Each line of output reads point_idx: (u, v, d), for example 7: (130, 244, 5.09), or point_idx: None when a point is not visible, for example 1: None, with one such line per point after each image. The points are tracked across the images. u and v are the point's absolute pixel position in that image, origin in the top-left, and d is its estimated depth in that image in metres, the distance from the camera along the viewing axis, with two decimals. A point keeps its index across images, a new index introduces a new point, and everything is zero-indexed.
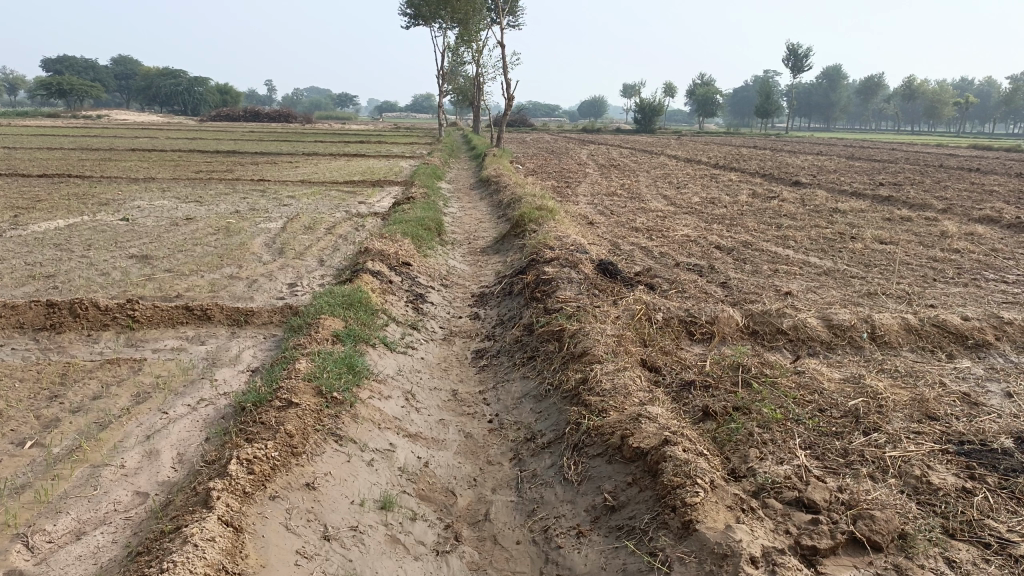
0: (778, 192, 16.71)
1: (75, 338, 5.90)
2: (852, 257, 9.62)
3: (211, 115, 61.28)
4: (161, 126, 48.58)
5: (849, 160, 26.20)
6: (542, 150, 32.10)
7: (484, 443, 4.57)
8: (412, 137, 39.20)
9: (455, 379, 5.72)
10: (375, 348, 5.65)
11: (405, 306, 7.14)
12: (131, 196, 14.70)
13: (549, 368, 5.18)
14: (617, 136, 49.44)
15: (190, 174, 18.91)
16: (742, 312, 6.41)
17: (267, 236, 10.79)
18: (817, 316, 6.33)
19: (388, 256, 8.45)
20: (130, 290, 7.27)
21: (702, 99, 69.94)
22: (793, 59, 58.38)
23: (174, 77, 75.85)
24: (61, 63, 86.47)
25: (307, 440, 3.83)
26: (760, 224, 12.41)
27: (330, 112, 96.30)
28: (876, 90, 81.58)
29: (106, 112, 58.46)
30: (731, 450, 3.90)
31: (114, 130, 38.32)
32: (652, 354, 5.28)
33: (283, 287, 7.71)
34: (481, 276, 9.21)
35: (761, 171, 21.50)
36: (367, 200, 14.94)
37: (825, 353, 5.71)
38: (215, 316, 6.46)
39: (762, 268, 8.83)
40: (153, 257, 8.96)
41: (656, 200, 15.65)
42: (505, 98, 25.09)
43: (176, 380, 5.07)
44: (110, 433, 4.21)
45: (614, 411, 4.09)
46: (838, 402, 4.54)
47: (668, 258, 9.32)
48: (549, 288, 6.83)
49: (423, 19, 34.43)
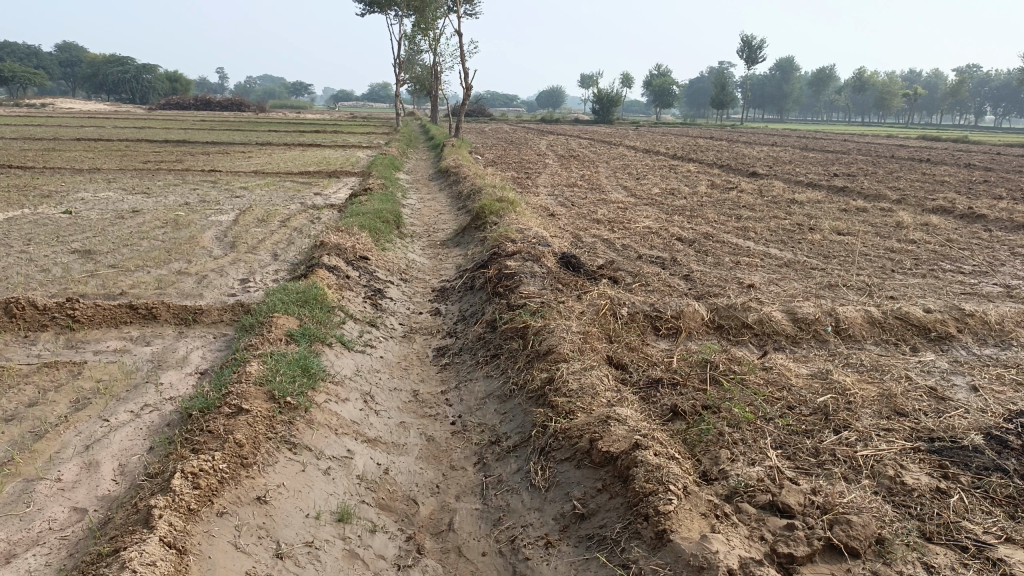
0: (736, 183, 16.74)
1: (10, 339, 5.55)
2: (811, 248, 9.65)
3: (160, 104, 59.60)
4: (108, 114, 47.15)
5: (803, 151, 26.49)
6: (501, 140, 31.87)
7: (447, 447, 4.40)
8: (370, 127, 38.66)
9: (416, 378, 5.53)
10: (331, 347, 5.42)
11: (363, 302, 6.91)
12: (75, 187, 14.13)
13: (513, 367, 5.02)
14: (575, 127, 49.39)
15: (138, 164, 18.29)
16: (707, 305, 6.33)
17: (218, 229, 10.41)
18: (782, 309, 6.28)
19: (345, 250, 8.20)
20: (71, 288, 6.91)
21: (658, 91, 70.25)
22: (747, 50, 58.94)
23: (121, 64, 73.61)
24: (1, 49, 83.54)
25: (258, 450, 3.61)
26: (720, 215, 12.43)
27: (286, 102, 94.56)
28: (828, 82, 83.10)
29: (50, 101, 56.51)
30: (702, 451, 3.79)
31: (57, 119, 37.02)
32: (619, 351, 5.16)
33: (234, 283, 7.41)
34: (442, 270, 9.01)
35: (719, 162, 21.61)
36: (323, 192, 14.59)
37: (791, 348, 5.65)
38: (161, 315, 6.16)
39: (724, 260, 8.79)
40: (97, 252, 8.57)
41: (617, 191, 15.59)
42: (463, 87, 24.82)
43: (118, 384, 4.78)
44: (45, 444, 3.92)
45: (582, 412, 3.95)
46: (807, 399, 4.47)
47: (630, 251, 9.22)
48: (512, 282, 6.66)
49: (378, 7, 33.85)
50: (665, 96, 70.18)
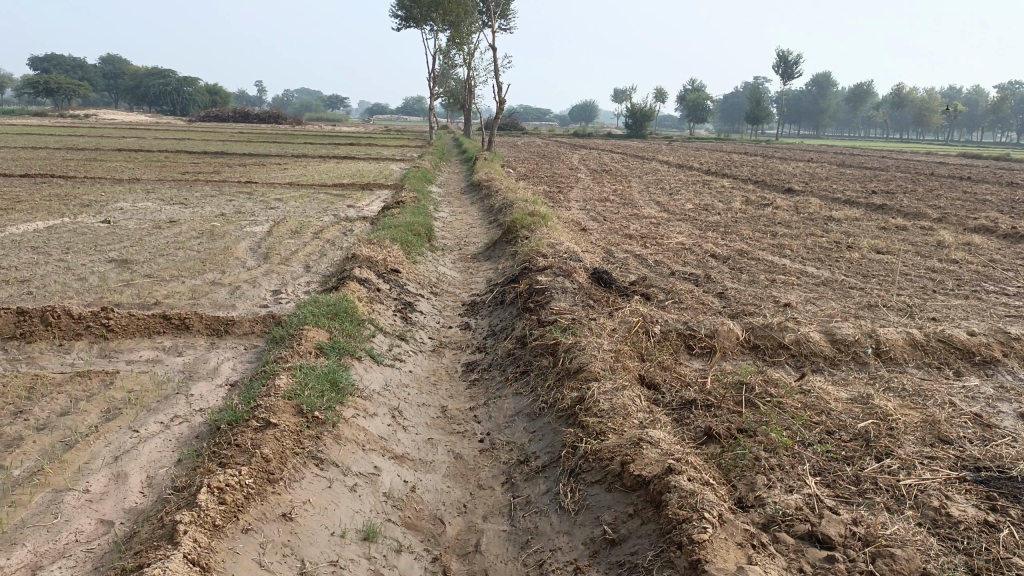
0: (772, 199, 16.53)
1: (45, 347, 5.62)
2: (849, 267, 9.46)
3: (199, 116, 60.74)
4: (149, 125, 48.18)
5: (840, 167, 26.10)
6: (533, 154, 31.91)
7: (475, 465, 4.33)
8: (403, 140, 38.96)
9: (445, 394, 5.47)
10: (361, 361, 5.39)
11: (393, 315, 6.89)
12: (115, 197, 14.39)
13: (543, 385, 4.94)
14: (608, 141, 49.31)
15: (176, 175, 18.60)
16: (742, 324, 6.20)
17: (252, 240, 10.51)
18: (820, 329, 6.13)
19: (376, 262, 8.21)
20: (107, 297, 6.99)
21: (692, 106, 69.92)
22: (783, 65, 58.45)
23: (162, 77, 75.21)
24: (49, 62, 85.98)
25: (285, 466, 3.58)
26: (754, 231, 12.26)
27: (322, 115, 95.79)
28: (866, 98, 82.08)
29: (94, 112, 57.86)
30: (737, 476, 3.68)
31: (100, 131, 37.83)
32: (651, 370, 5.05)
33: (266, 295, 7.44)
34: (472, 284, 8.97)
35: (754, 178, 21.39)
36: (356, 204, 14.69)
37: (829, 370, 5.50)
38: (194, 325, 6.19)
39: (759, 278, 8.64)
40: (133, 262, 8.68)
41: (649, 207, 15.47)
42: (497, 101, 24.91)
43: (149, 395, 4.79)
44: (75, 454, 3.93)
45: (613, 433, 3.86)
46: (847, 424, 4.33)
47: (662, 267, 9.11)
48: (542, 298, 6.59)
49: (414, 21, 34.23)
50: (699, 111, 69.87)
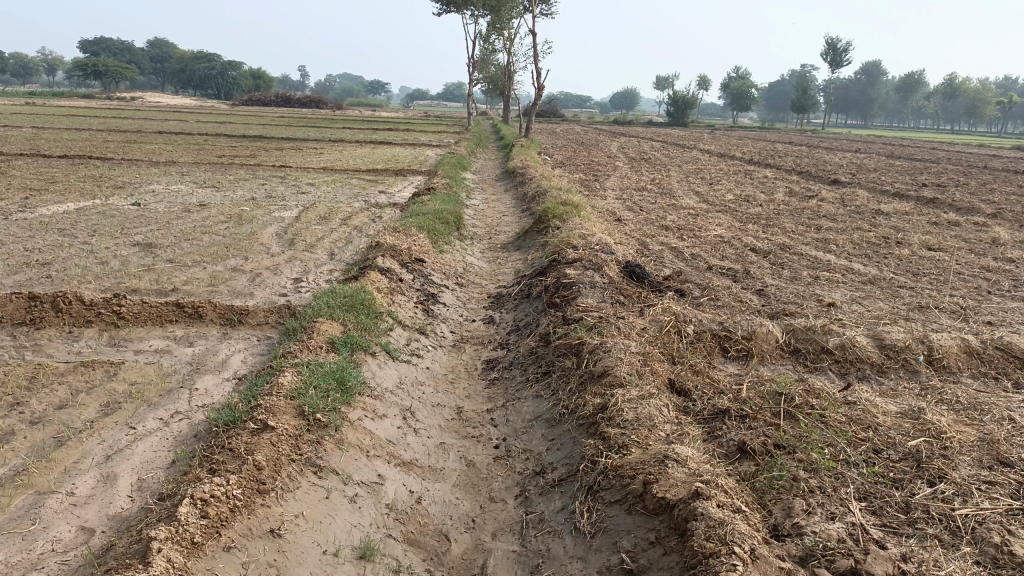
0: (816, 191, 15.93)
1: (54, 335, 5.46)
2: (898, 264, 8.94)
3: (242, 100, 61.20)
4: (193, 108, 48.68)
5: (890, 159, 25.20)
6: (572, 142, 31.47)
7: (487, 474, 4.04)
8: (443, 126, 38.71)
9: (462, 394, 5.19)
10: (374, 357, 5.13)
11: (414, 308, 6.62)
12: (149, 179, 14.37)
13: (565, 388, 4.62)
14: (649, 129, 48.52)
15: (212, 158, 18.59)
16: (782, 325, 5.79)
17: (279, 226, 10.33)
18: (867, 333, 5.70)
19: (401, 251, 7.95)
20: (124, 282, 6.83)
21: (736, 93, 68.50)
22: (831, 53, 56.87)
23: (208, 61, 75.95)
24: (97, 44, 87.58)
25: (279, 474, 3.32)
26: (798, 225, 11.74)
27: (363, 100, 95.99)
28: (917, 87, 79.68)
29: (141, 95, 58.61)
30: (773, 500, 3.33)
31: (146, 113, 38.35)
32: (682, 376, 4.72)
33: (286, 283, 7.23)
34: (500, 275, 8.68)
35: (798, 168, 20.74)
36: (387, 190, 14.46)
37: (876, 378, 5.09)
38: (207, 314, 5.98)
39: (801, 274, 8.19)
40: (157, 246, 8.55)
41: (688, 197, 15.03)
42: (535, 87, 24.52)
43: (151, 389, 4.58)
44: (64, 453, 3.73)
45: (637, 448, 3.52)
46: (895, 442, 3.95)
47: (699, 261, 8.72)
48: (570, 293, 6.26)
49: (455, 6, 33.93)
50: (743, 99, 68.39)
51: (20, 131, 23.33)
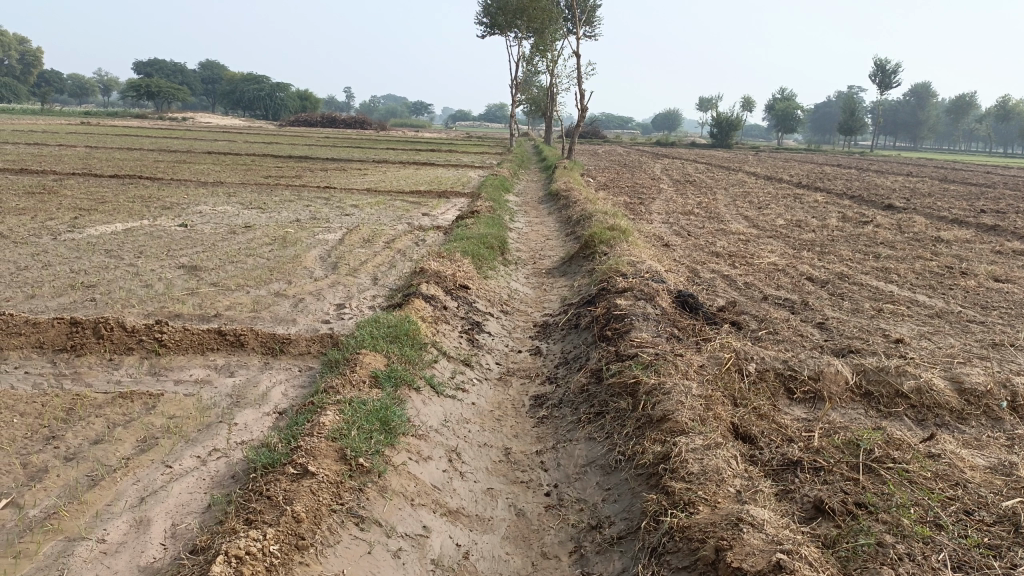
0: (870, 216, 15.43)
1: (94, 362, 5.35)
2: (965, 296, 8.48)
3: (289, 121, 62.32)
4: (240, 129, 49.64)
5: (944, 183, 24.44)
6: (615, 163, 31.24)
7: (539, 526, 3.78)
8: (484, 147, 38.77)
9: (510, 432, 4.94)
10: (418, 392, 4.91)
11: (458, 337, 6.41)
12: (196, 200, 14.48)
13: (621, 432, 4.33)
14: (691, 151, 48.12)
15: (259, 179, 18.76)
16: (851, 365, 5.43)
17: (323, 249, 10.24)
18: (944, 375, 5.30)
19: (445, 277, 7.76)
20: (167, 307, 6.75)
21: (782, 115, 67.48)
22: (880, 75, 55.90)
23: (256, 81, 77.65)
24: (151, 66, 90.22)
25: (319, 527, 3.11)
26: (854, 252, 11.30)
27: (407, 120, 96.98)
28: (969, 110, 77.82)
29: (193, 116, 59.94)
30: (858, 571, 3.00)
31: (194, 133, 39.16)
32: (746, 421, 4.41)
33: (329, 309, 7.08)
34: (546, 302, 8.45)
35: (850, 191, 20.18)
36: (431, 212, 14.37)
37: (957, 426, 4.70)
38: (249, 343, 5.84)
39: (864, 306, 7.79)
40: (202, 268, 8.51)
41: (737, 221, 14.66)
42: (579, 109, 24.39)
43: (189, 423, 4.41)
44: (97, 495, 3.56)
45: (705, 506, 3.23)
46: (988, 502, 3.55)
47: (753, 290, 8.38)
48: (622, 325, 5.98)
49: (499, 28, 34.22)
50: (789, 121, 67.44)
51: (74, 150, 23.93)
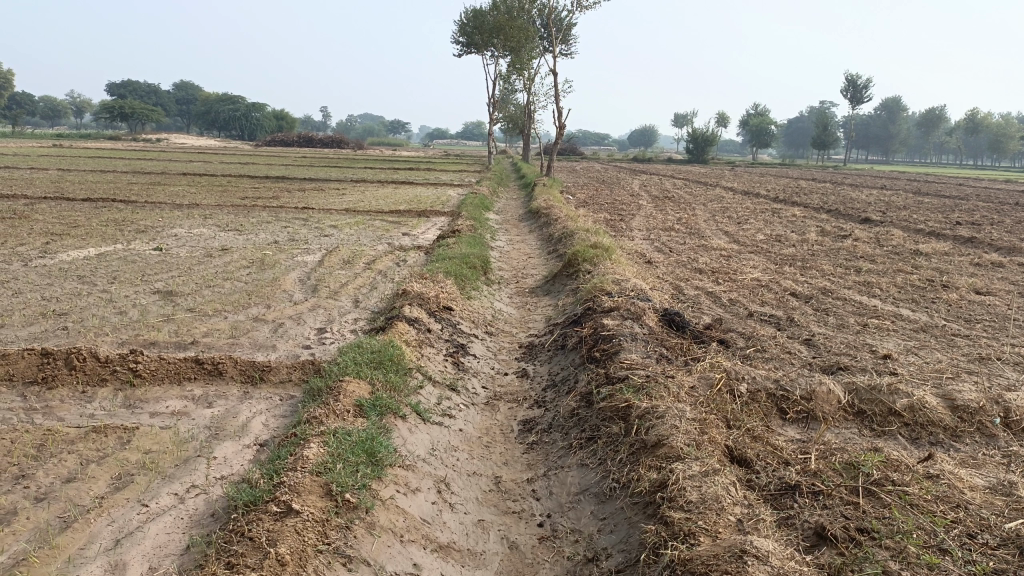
0: (849, 230, 15.55)
1: (66, 395, 5.15)
2: (948, 310, 8.49)
3: (265, 140, 62.03)
4: (215, 150, 49.35)
5: (918, 195, 24.77)
6: (594, 180, 31.34)
7: (533, 560, 3.65)
8: (463, 165, 38.74)
9: (499, 460, 4.81)
10: (404, 420, 4.77)
11: (443, 361, 6.27)
12: (172, 222, 14.24)
13: (614, 458, 4.23)
14: (668, 167, 48.47)
15: (235, 200, 18.56)
16: (843, 383, 5.36)
17: (302, 271, 10.07)
18: (936, 392, 5.25)
19: (428, 299, 7.64)
20: (142, 335, 6.56)
21: (756, 131, 68.09)
22: (851, 90, 56.82)
23: (232, 102, 77.31)
24: (124, 87, 89.56)
25: (305, 569, 2.96)
26: (836, 266, 11.33)
27: (383, 140, 96.86)
28: (938, 123, 79.31)
29: (168, 138, 59.47)
30: None
31: (169, 154, 38.92)
32: (741, 443, 4.32)
33: (309, 334, 6.92)
34: (530, 322, 8.36)
35: (827, 205, 20.35)
36: (411, 232, 14.26)
37: (952, 445, 4.64)
38: (227, 371, 5.66)
39: (849, 322, 7.76)
40: (178, 293, 8.31)
41: (717, 237, 14.70)
42: (557, 126, 24.49)
43: (166, 458, 4.24)
44: (69, 538, 3.38)
45: (706, 537, 3.13)
46: (990, 524, 3.46)
47: (738, 307, 8.33)
48: (610, 346, 5.87)
49: (476, 48, 34.69)
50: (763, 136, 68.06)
51: (46, 173, 23.57)
